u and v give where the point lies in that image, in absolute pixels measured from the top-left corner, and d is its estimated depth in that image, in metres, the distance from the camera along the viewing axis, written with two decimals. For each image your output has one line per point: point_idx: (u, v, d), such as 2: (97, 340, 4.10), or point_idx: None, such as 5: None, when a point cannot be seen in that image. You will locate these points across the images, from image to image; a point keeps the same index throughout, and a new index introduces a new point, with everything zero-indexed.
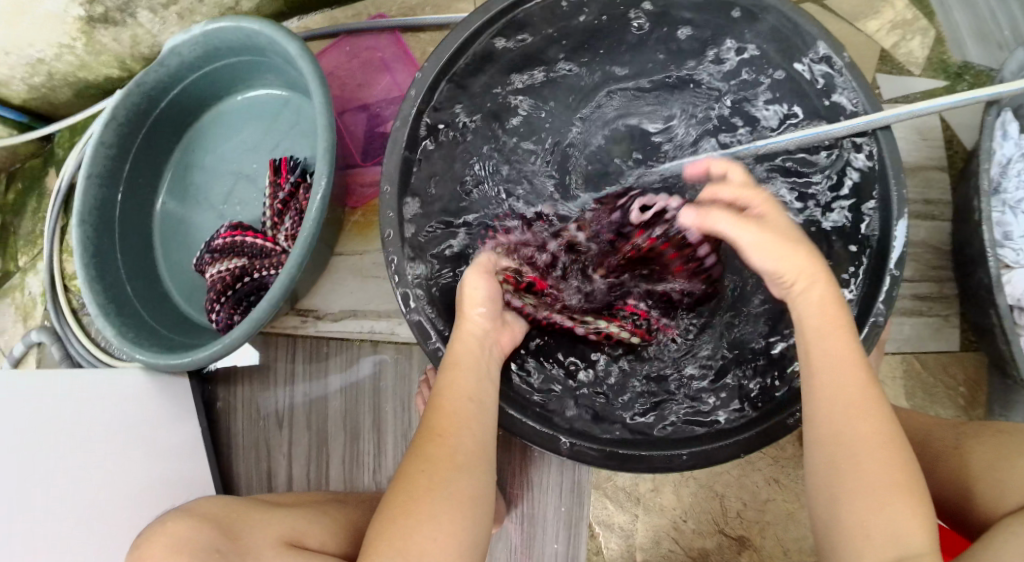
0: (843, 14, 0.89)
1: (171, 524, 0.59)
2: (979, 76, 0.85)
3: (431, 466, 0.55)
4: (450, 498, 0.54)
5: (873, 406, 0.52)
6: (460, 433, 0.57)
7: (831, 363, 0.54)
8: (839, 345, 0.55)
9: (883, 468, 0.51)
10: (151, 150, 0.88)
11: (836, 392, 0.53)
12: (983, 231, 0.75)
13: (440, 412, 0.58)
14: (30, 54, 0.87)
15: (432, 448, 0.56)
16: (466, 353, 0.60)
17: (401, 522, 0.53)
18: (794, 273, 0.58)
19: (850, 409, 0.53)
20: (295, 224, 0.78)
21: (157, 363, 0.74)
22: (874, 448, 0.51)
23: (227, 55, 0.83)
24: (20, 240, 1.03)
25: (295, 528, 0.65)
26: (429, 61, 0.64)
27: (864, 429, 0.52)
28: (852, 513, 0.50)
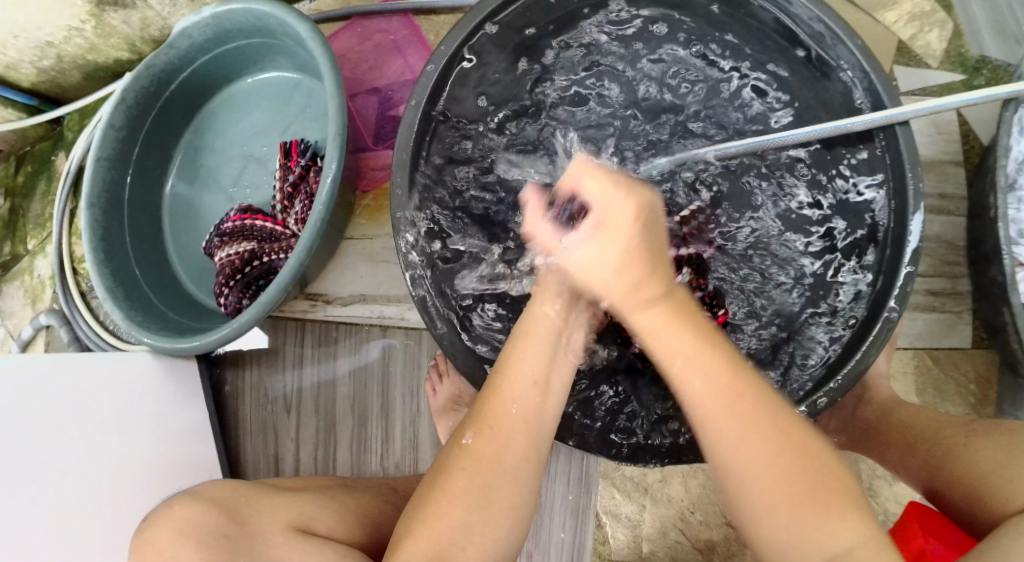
0: (861, 5, 0.87)
1: (177, 509, 0.60)
2: (997, 71, 0.84)
3: (475, 463, 0.52)
4: (487, 503, 0.51)
5: (748, 412, 0.48)
6: (514, 430, 0.53)
7: (696, 388, 0.49)
8: (703, 358, 0.50)
9: (780, 482, 0.47)
10: (160, 133, 0.87)
11: (705, 414, 0.49)
12: (998, 227, 0.74)
13: (496, 403, 0.53)
14: (40, 36, 0.86)
15: (480, 442, 0.52)
16: (544, 329, 0.56)
17: (433, 522, 0.50)
18: (638, 292, 0.52)
19: (730, 433, 0.48)
20: (304, 208, 0.78)
21: (165, 346, 0.74)
22: (767, 455, 0.47)
23: (238, 38, 0.82)
24: (29, 223, 1.03)
25: (304, 511, 0.64)
26: (448, 38, 0.63)
27: (752, 443, 0.47)
28: (766, 530, 0.47)
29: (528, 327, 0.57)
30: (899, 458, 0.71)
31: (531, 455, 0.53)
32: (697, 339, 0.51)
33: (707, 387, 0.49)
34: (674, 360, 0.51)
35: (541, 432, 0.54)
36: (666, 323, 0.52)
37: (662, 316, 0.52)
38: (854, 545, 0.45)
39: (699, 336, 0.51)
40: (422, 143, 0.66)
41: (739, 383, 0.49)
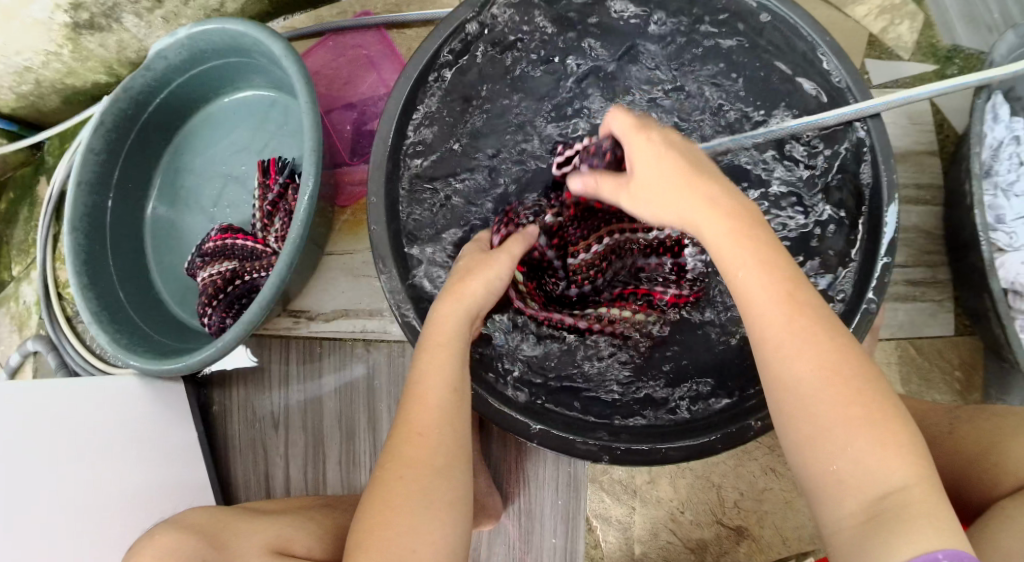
0: (832, 1, 0.88)
1: (159, 536, 0.60)
2: (969, 59, 0.85)
3: (410, 470, 0.51)
4: (428, 504, 0.50)
5: (807, 325, 0.48)
6: (440, 433, 0.53)
7: (756, 302, 0.50)
8: (762, 270, 0.50)
9: (837, 403, 0.46)
10: (140, 155, 0.87)
11: (766, 328, 0.49)
12: (975, 214, 0.75)
13: (418, 406, 0.53)
14: (17, 62, 0.86)
15: (407, 450, 0.52)
16: (456, 333, 0.57)
17: (381, 532, 0.50)
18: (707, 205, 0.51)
19: (790, 348, 0.48)
20: (284, 225, 0.78)
21: (150, 368, 0.74)
22: (826, 374, 0.47)
23: (215, 58, 0.83)
24: (13, 249, 1.03)
25: (282, 534, 0.65)
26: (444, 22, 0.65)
27: (810, 359, 0.48)
28: (817, 455, 0.47)
29: (429, 335, 0.57)
30: None
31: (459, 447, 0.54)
32: (760, 257, 0.50)
33: (771, 302, 0.49)
34: (737, 271, 0.50)
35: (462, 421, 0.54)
36: (730, 233, 0.51)
37: (726, 221, 0.51)
38: (909, 482, 0.45)
39: (758, 255, 0.50)
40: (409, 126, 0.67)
41: (801, 299, 0.49)
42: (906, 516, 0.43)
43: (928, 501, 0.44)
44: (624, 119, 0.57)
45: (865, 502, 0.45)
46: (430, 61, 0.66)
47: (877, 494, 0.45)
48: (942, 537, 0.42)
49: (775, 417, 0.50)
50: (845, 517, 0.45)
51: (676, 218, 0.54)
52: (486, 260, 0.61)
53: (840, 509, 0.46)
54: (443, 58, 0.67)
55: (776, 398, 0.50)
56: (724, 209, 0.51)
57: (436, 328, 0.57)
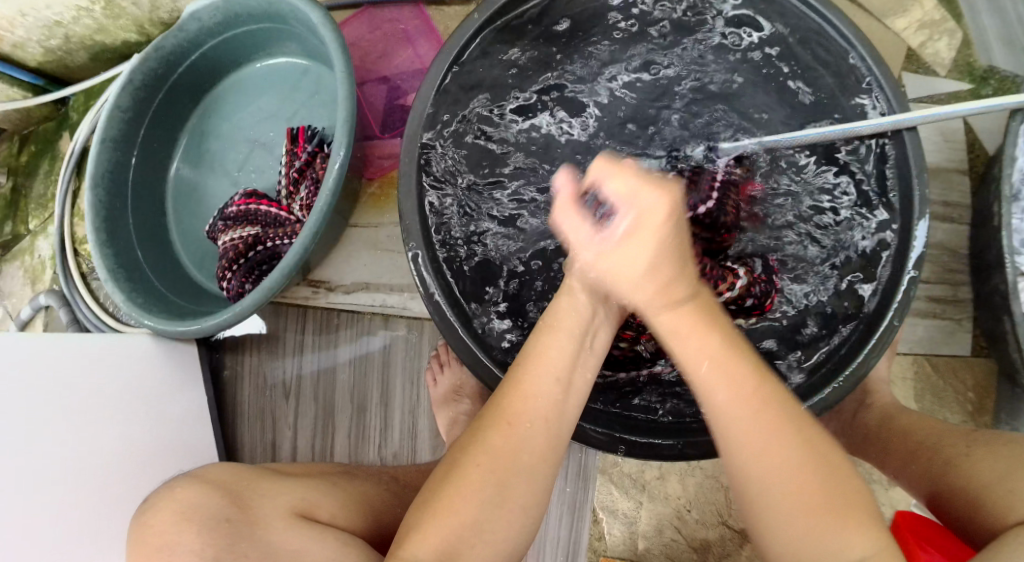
0: (872, 11, 0.87)
1: (178, 490, 0.59)
2: (1004, 81, 0.84)
3: (490, 460, 0.50)
4: (502, 506, 0.50)
5: (778, 423, 0.48)
6: (530, 429, 0.51)
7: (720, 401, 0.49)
8: (729, 368, 0.49)
9: (803, 495, 0.46)
10: (168, 115, 0.87)
11: (730, 424, 0.48)
12: (1001, 236, 0.74)
13: (517, 393, 0.52)
14: (47, 15, 0.86)
15: (495, 439, 0.51)
16: (576, 317, 0.54)
17: (444, 518, 0.49)
18: (674, 314, 0.50)
19: (760, 445, 0.47)
20: (309, 195, 0.77)
21: (164, 328, 0.74)
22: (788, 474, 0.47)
23: (250, 22, 0.82)
24: (32, 203, 1.03)
25: (307, 498, 0.64)
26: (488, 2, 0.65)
27: (783, 458, 0.47)
28: (787, 545, 0.47)
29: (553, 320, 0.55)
30: (899, 465, 0.70)
31: (539, 454, 0.51)
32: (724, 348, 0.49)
33: (734, 400, 0.48)
34: (698, 371, 0.49)
35: (558, 429, 0.52)
36: (694, 330, 0.49)
37: (689, 319, 0.50)
38: None
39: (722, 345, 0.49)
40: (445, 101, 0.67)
41: (768, 396, 0.49)
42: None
43: None
44: (652, 200, 0.48)
45: None
46: (477, 31, 0.65)
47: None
48: None
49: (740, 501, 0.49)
50: None
51: (607, 273, 0.51)
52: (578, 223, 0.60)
53: None
54: (485, 36, 0.67)
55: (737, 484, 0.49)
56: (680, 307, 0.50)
57: (562, 315, 0.55)
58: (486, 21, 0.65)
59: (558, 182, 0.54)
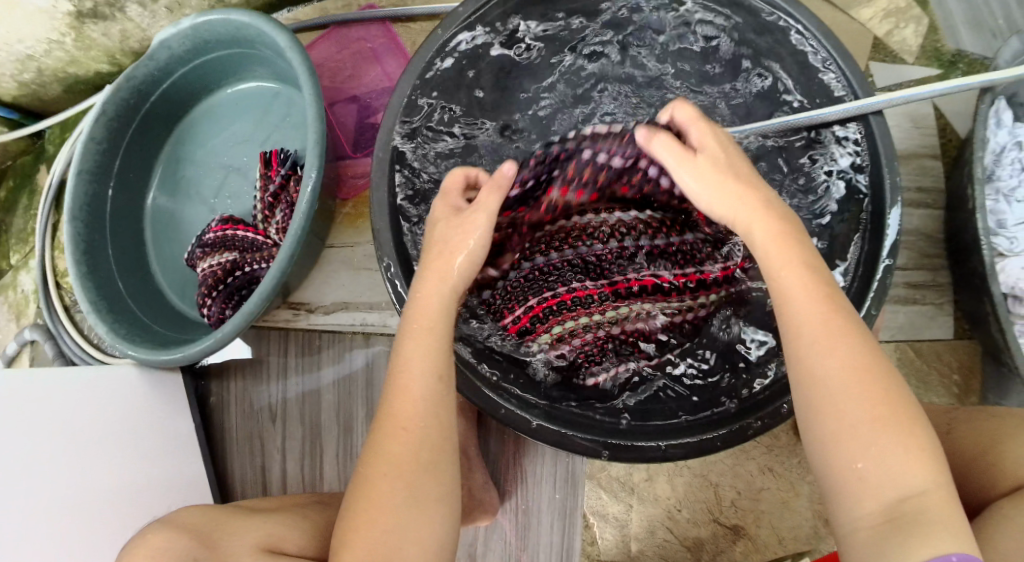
0: (837, 3, 0.88)
1: (151, 537, 0.59)
2: (972, 64, 0.85)
3: (393, 469, 0.51)
4: (416, 505, 0.51)
5: (842, 327, 0.49)
6: (422, 427, 0.52)
7: (794, 299, 0.51)
8: (796, 273, 0.52)
9: (869, 403, 0.47)
10: (142, 144, 0.87)
11: (803, 325, 0.50)
12: (976, 218, 0.74)
13: (401, 397, 0.53)
14: (19, 49, 0.86)
15: (392, 445, 0.52)
16: (439, 310, 0.56)
17: (367, 532, 0.50)
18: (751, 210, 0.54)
19: (824, 345, 0.49)
20: (285, 218, 0.78)
21: (148, 358, 0.74)
22: (851, 380, 0.48)
23: (219, 48, 0.82)
24: (12, 237, 1.02)
25: (272, 532, 0.65)
26: (450, 19, 0.68)
27: (842, 359, 0.48)
28: (840, 457, 0.47)
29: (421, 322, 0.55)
30: None
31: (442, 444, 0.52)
32: (802, 261, 0.52)
33: (809, 301, 0.51)
34: (774, 274, 0.52)
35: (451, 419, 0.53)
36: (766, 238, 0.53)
37: (771, 225, 0.53)
38: (927, 488, 0.45)
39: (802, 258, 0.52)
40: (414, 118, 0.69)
41: (839, 300, 0.51)
42: (921, 519, 0.44)
43: (943, 508, 0.45)
44: (698, 133, 0.58)
45: (882, 503, 0.45)
46: (442, 44, 0.68)
47: (897, 496, 0.45)
48: (955, 543, 0.43)
49: (802, 414, 0.50)
50: (861, 518, 0.46)
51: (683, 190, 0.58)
52: (463, 221, 0.58)
53: (856, 509, 0.46)
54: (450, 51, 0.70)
55: (802, 396, 0.50)
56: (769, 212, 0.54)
57: (424, 311, 0.56)
58: (451, 33, 0.68)
59: (639, 135, 0.59)
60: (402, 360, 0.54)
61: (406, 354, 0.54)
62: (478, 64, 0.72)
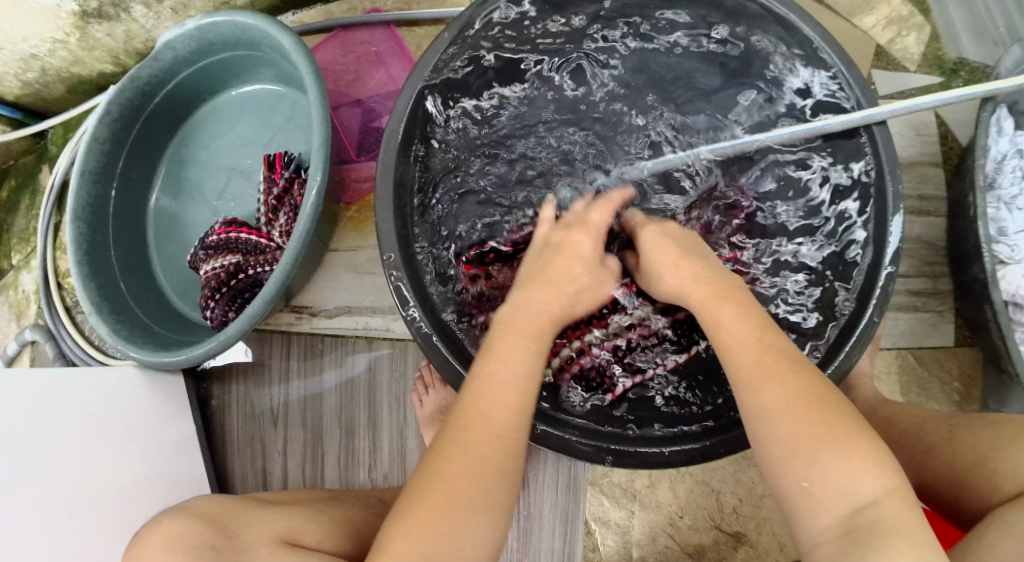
0: (840, 10, 0.88)
1: (165, 523, 0.63)
2: (975, 72, 0.85)
3: (478, 470, 0.50)
4: (489, 509, 0.50)
5: (776, 363, 0.52)
6: (516, 437, 0.52)
7: (732, 348, 0.54)
8: (727, 326, 0.55)
9: (811, 425, 0.49)
10: (146, 145, 0.87)
11: (739, 369, 0.53)
12: (977, 225, 0.74)
13: (501, 403, 0.53)
14: (23, 48, 0.86)
15: (477, 446, 0.51)
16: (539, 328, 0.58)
17: (437, 526, 0.48)
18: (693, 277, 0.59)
19: (760, 380, 0.51)
20: (289, 221, 0.78)
21: (150, 359, 0.74)
22: (791, 408, 0.49)
23: (222, 50, 0.82)
24: (14, 237, 1.02)
25: (293, 524, 0.65)
26: (459, 19, 0.65)
27: (781, 390, 0.50)
28: (792, 477, 0.48)
29: (519, 325, 0.58)
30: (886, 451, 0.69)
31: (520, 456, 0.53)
32: (734, 311, 0.56)
33: (742, 344, 0.54)
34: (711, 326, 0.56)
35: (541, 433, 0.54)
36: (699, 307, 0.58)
37: (703, 288, 0.58)
38: (880, 497, 0.47)
39: (733, 311, 0.56)
40: (420, 113, 0.68)
41: (771, 341, 0.54)
42: (880, 532, 0.45)
43: (899, 517, 0.46)
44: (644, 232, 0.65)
45: (839, 517, 0.47)
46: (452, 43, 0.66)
47: (850, 509, 0.46)
48: (914, 552, 0.44)
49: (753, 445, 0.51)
50: (819, 534, 0.47)
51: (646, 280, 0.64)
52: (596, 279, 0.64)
53: (814, 525, 0.47)
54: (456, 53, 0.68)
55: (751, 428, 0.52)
56: (704, 280, 0.59)
57: (526, 322, 0.58)
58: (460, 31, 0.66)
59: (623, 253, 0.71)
60: (492, 365, 0.55)
61: (502, 356, 0.55)
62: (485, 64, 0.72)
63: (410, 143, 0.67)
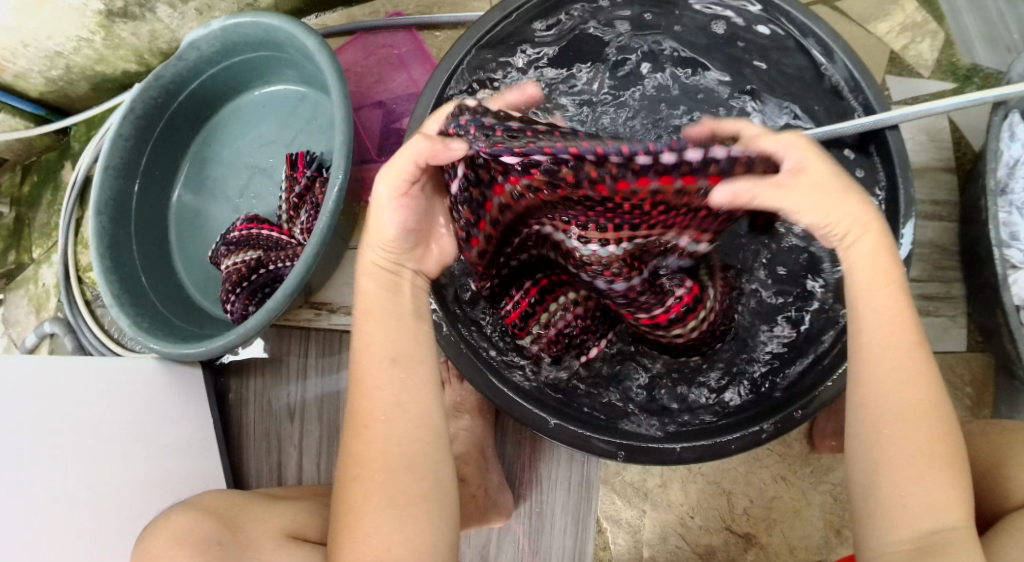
0: (854, 16, 0.89)
1: (174, 519, 0.62)
2: (988, 78, 0.85)
3: (366, 472, 0.50)
4: (394, 506, 0.49)
5: (921, 361, 0.50)
6: (386, 421, 0.51)
7: (881, 326, 0.51)
8: (888, 300, 0.51)
9: (927, 440, 0.48)
10: (168, 143, 0.89)
11: (881, 353, 0.50)
12: (989, 229, 0.75)
13: (362, 395, 0.52)
14: (48, 46, 0.88)
15: (358, 447, 0.51)
16: (389, 290, 0.54)
17: (349, 534, 0.49)
18: (842, 222, 0.51)
19: (902, 374, 0.50)
20: (310, 218, 0.79)
21: (171, 352, 0.75)
22: (914, 415, 0.49)
23: (245, 51, 0.84)
24: (35, 231, 1.04)
25: (297, 521, 0.67)
26: (484, 20, 0.67)
27: (916, 393, 0.49)
28: (892, 484, 0.48)
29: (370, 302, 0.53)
30: None
31: (409, 435, 0.51)
32: (898, 292, 0.52)
33: (878, 322, 0.51)
34: (864, 293, 0.52)
35: (414, 405, 0.51)
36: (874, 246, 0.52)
37: (876, 243, 0.52)
38: (958, 525, 0.47)
39: (898, 290, 0.51)
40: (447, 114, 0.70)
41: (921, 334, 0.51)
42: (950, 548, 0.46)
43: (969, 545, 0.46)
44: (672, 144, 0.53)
45: (915, 533, 0.47)
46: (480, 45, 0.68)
47: (930, 528, 0.47)
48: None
49: (858, 443, 0.51)
50: (893, 546, 0.47)
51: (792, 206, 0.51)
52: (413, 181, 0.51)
53: (891, 535, 0.48)
54: (482, 56, 0.70)
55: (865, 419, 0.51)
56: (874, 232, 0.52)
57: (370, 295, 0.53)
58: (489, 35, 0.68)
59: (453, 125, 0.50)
60: (361, 348, 0.53)
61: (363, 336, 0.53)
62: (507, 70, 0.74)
63: None
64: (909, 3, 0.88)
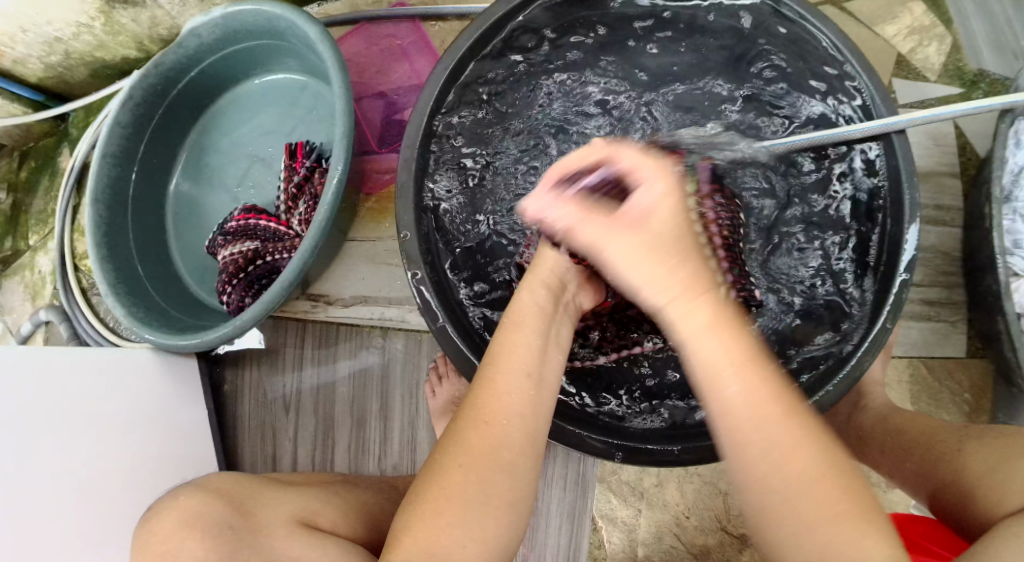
0: (861, 17, 0.88)
1: (182, 499, 0.60)
2: (995, 84, 0.85)
3: (468, 458, 0.49)
4: (486, 504, 0.48)
5: (787, 428, 0.41)
6: (508, 424, 0.50)
7: (735, 404, 0.42)
8: (747, 370, 0.42)
9: (828, 506, 0.40)
10: (167, 131, 0.88)
11: (744, 425, 0.41)
12: (993, 236, 0.74)
13: (491, 392, 0.51)
14: (48, 31, 0.87)
15: (472, 437, 0.50)
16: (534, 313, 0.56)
17: (432, 521, 0.48)
18: (673, 277, 0.43)
19: (768, 447, 0.41)
20: (308, 209, 0.78)
21: (168, 342, 0.75)
22: (807, 484, 0.41)
23: (246, 39, 0.83)
24: (32, 218, 1.03)
25: (308, 506, 0.66)
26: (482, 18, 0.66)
27: (796, 459, 0.41)
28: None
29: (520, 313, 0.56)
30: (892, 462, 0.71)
31: (516, 441, 0.50)
32: (749, 352, 0.42)
33: (744, 396, 0.42)
34: (715, 364, 0.42)
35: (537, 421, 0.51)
36: (709, 319, 0.42)
37: (691, 295, 0.43)
38: None
39: (748, 344, 0.42)
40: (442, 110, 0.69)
41: (785, 391, 0.43)
42: None
43: None
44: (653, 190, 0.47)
45: None
46: (476, 43, 0.67)
47: None
48: None
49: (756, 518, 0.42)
50: None
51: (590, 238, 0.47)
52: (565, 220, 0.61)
53: None
54: (479, 53, 0.69)
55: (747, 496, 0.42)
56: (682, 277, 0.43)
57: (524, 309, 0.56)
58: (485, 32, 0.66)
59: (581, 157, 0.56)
60: (503, 345, 0.53)
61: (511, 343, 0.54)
62: (506, 65, 0.73)
63: (432, 138, 0.68)
64: (917, 6, 0.88)
